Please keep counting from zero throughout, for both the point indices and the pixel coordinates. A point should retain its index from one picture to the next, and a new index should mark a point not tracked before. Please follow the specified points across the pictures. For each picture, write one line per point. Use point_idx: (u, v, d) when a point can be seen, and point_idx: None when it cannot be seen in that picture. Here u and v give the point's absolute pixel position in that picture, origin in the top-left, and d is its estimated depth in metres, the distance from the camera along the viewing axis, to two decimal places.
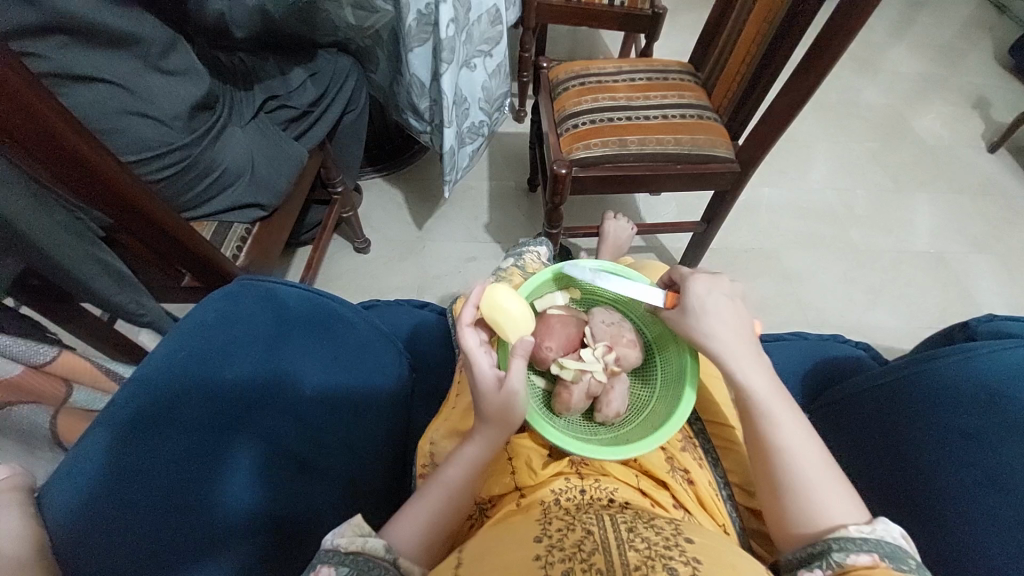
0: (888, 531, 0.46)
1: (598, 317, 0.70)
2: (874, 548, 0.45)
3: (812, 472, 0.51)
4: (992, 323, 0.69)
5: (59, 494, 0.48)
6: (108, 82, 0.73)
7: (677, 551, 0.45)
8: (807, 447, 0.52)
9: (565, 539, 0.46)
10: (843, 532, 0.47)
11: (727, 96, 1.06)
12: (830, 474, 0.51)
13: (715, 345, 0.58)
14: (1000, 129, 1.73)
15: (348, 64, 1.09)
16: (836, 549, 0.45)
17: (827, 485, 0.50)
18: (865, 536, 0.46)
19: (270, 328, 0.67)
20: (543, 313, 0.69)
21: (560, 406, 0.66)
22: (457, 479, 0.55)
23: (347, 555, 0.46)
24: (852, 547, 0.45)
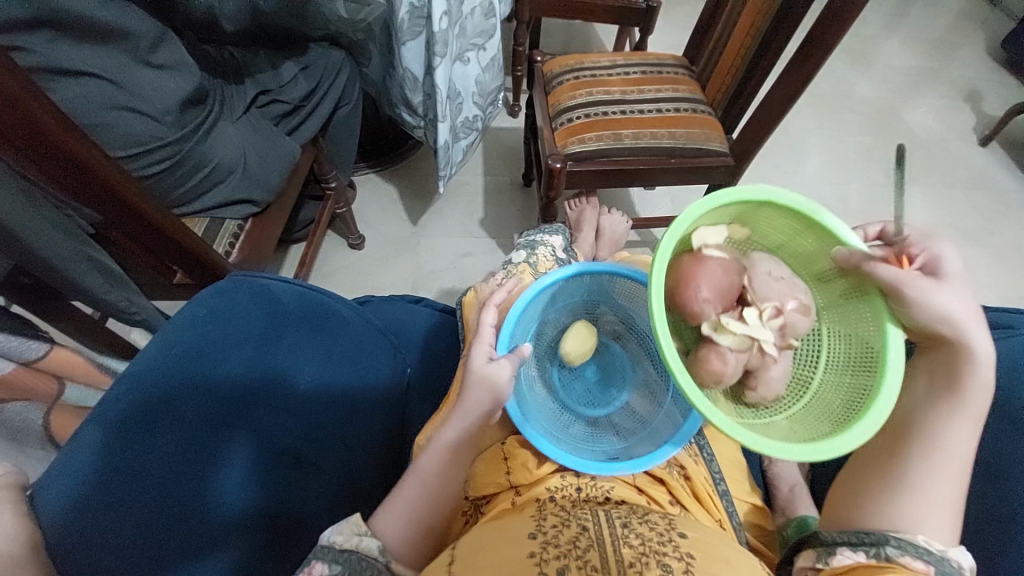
0: (961, 561, 0.43)
1: (761, 271, 0.62)
2: (933, 561, 0.43)
3: (937, 489, 0.46)
4: (983, 315, 0.70)
5: (50, 492, 0.48)
6: (97, 76, 0.72)
7: (671, 547, 0.45)
8: (953, 467, 0.47)
9: (560, 536, 0.46)
10: (912, 538, 0.44)
11: (721, 89, 1.07)
12: (952, 499, 0.46)
13: (961, 321, 0.48)
14: (991, 122, 1.75)
15: (340, 58, 1.07)
16: (893, 544, 0.44)
17: (942, 506, 0.46)
18: (931, 548, 0.43)
19: (262, 325, 0.65)
20: (700, 252, 0.61)
21: (709, 375, 0.60)
22: (435, 468, 0.55)
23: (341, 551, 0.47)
24: (913, 550, 0.43)
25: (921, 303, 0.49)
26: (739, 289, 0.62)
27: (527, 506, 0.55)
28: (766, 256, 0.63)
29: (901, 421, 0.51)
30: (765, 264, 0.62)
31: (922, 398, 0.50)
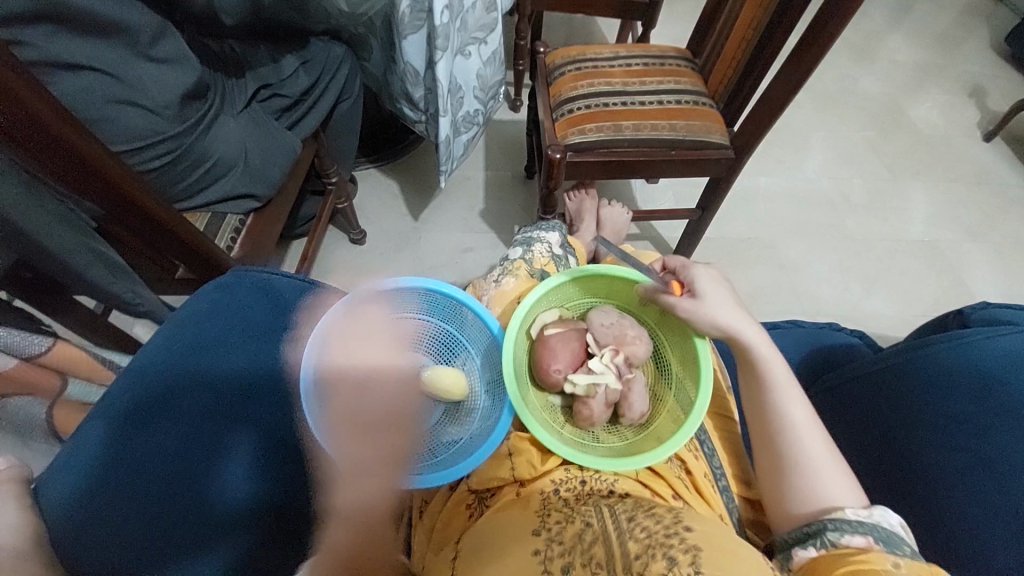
0: (887, 518, 0.51)
1: (597, 320, 0.75)
2: (870, 531, 0.49)
3: (813, 460, 0.56)
4: (986, 310, 0.69)
5: (56, 484, 0.48)
6: (96, 70, 0.72)
7: (677, 539, 0.44)
8: (811, 435, 0.57)
9: (566, 531, 0.47)
10: (840, 514, 0.52)
11: (723, 81, 1.06)
12: (828, 461, 0.56)
13: (727, 318, 0.64)
14: (996, 117, 1.73)
15: (341, 52, 1.07)
16: (831, 528, 0.51)
17: (825, 471, 0.55)
18: (860, 520, 0.50)
19: (265, 319, 0.67)
20: (540, 336, 0.74)
21: (583, 422, 0.72)
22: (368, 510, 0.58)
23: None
24: (849, 526, 0.50)
25: (693, 315, 0.65)
26: (584, 346, 0.75)
27: (533, 497, 0.56)
28: (597, 310, 0.77)
29: (751, 411, 0.62)
30: (600, 316, 0.75)
31: (749, 390, 0.62)
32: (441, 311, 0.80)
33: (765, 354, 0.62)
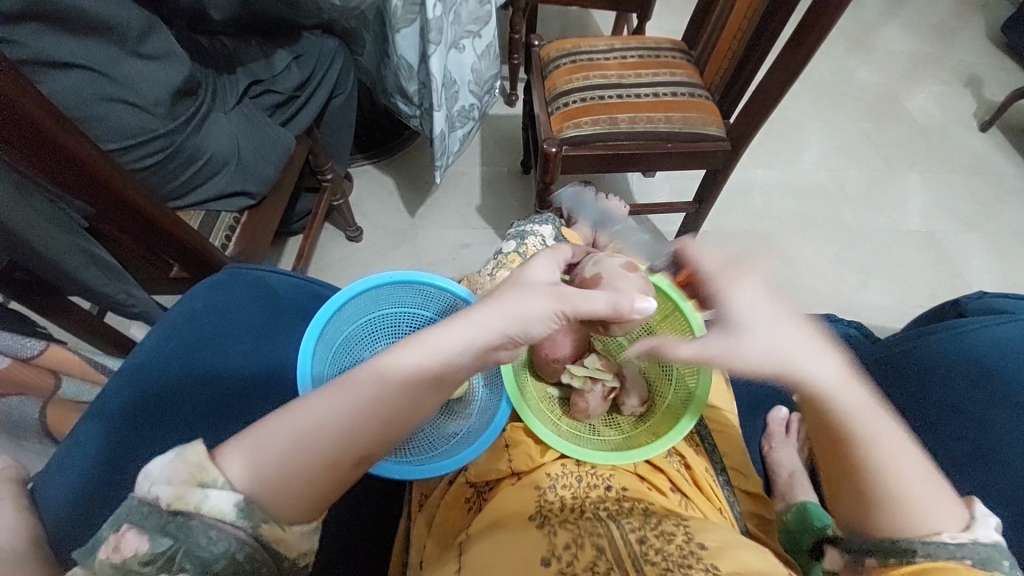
0: (987, 533, 0.45)
1: None
2: (968, 554, 0.44)
3: (913, 485, 0.47)
4: (981, 300, 0.68)
5: (53, 484, 0.50)
6: (85, 67, 0.71)
7: (693, 560, 0.43)
8: (906, 454, 0.48)
9: (577, 560, 0.44)
10: (936, 537, 0.45)
11: (719, 72, 1.05)
12: (928, 478, 0.48)
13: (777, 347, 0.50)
14: (991, 107, 1.73)
15: (334, 47, 1.07)
16: (923, 554, 0.45)
17: (928, 494, 0.47)
18: (958, 542, 0.44)
19: (261, 320, 0.65)
20: None
21: (578, 415, 0.72)
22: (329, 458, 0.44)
23: (171, 516, 0.38)
24: (944, 552, 0.44)
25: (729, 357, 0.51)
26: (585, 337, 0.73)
27: (528, 489, 0.57)
28: None
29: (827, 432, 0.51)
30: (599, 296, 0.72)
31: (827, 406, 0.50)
32: (438, 304, 0.77)
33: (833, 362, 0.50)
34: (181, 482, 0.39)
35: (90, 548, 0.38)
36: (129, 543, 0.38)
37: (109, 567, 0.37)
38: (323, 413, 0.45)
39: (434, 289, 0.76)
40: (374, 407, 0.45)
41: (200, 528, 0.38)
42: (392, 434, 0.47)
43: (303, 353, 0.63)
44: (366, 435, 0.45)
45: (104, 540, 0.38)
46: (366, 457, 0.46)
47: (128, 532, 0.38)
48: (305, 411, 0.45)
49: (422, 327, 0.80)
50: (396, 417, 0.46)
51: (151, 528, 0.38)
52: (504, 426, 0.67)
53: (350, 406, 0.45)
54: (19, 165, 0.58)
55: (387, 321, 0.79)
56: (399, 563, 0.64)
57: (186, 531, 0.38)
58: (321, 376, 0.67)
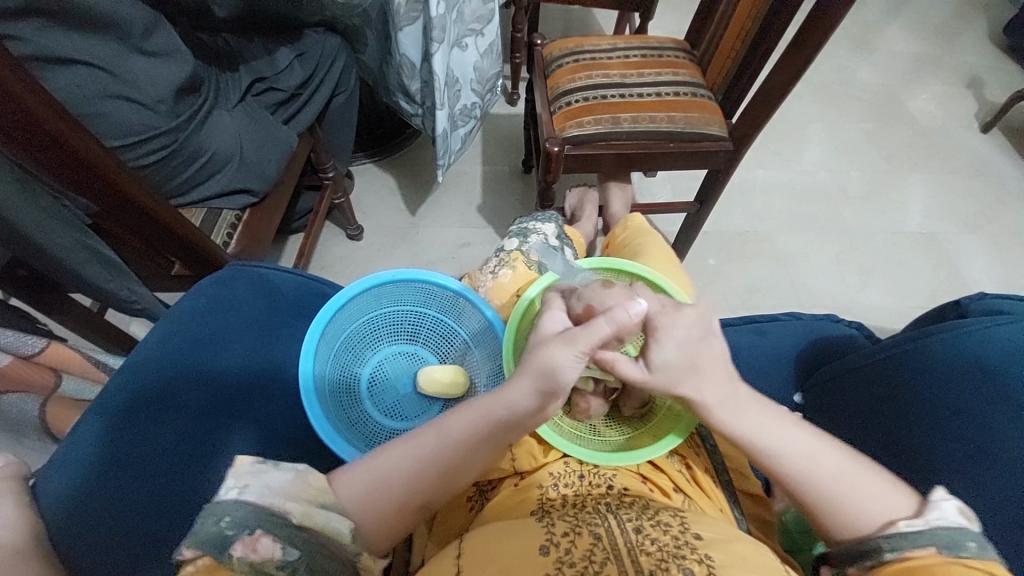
0: (943, 516, 0.46)
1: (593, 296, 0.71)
2: (931, 540, 0.44)
3: (838, 486, 0.50)
4: (983, 301, 0.68)
5: (53, 481, 0.48)
6: (89, 64, 0.71)
7: (689, 549, 0.43)
8: (822, 457, 0.51)
9: (574, 551, 0.43)
10: (893, 529, 0.47)
11: (722, 72, 1.05)
12: (854, 473, 0.50)
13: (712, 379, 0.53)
14: (993, 109, 1.73)
15: (337, 45, 1.06)
16: (889, 549, 0.46)
17: (857, 487, 0.50)
18: (917, 530, 0.45)
19: (263, 317, 0.66)
20: None
21: (578, 415, 0.70)
22: (418, 491, 0.50)
23: (300, 530, 0.43)
24: (907, 542, 0.45)
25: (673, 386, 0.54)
26: None
27: (531, 491, 0.57)
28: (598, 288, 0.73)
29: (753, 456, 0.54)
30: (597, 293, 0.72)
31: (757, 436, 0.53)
32: (440, 302, 0.78)
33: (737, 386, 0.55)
34: (305, 500, 0.45)
35: (221, 545, 0.40)
36: (264, 546, 0.40)
37: (247, 566, 0.40)
38: (404, 456, 0.51)
39: (436, 288, 0.76)
40: (446, 453, 0.51)
41: (318, 544, 0.43)
42: (460, 478, 0.52)
43: (305, 355, 0.65)
44: (442, 480, 0.51)
45: (239, 539, 0.40)
46: (436, 497, 0.51)
47: (264, 536, 0.41)
48: (389, 455, 0.51)
49: (423, 326, 0.80)
50: (466, 464, 0.52)
51: (285, 536, 0.41)
52: None
53: (427, 451, 0.51)
54: (17, 157, 0.57)
55: (390, 318, 0.79)
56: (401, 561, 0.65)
57: (312, 545, 0.43)
58: (321, 376, 0.69)
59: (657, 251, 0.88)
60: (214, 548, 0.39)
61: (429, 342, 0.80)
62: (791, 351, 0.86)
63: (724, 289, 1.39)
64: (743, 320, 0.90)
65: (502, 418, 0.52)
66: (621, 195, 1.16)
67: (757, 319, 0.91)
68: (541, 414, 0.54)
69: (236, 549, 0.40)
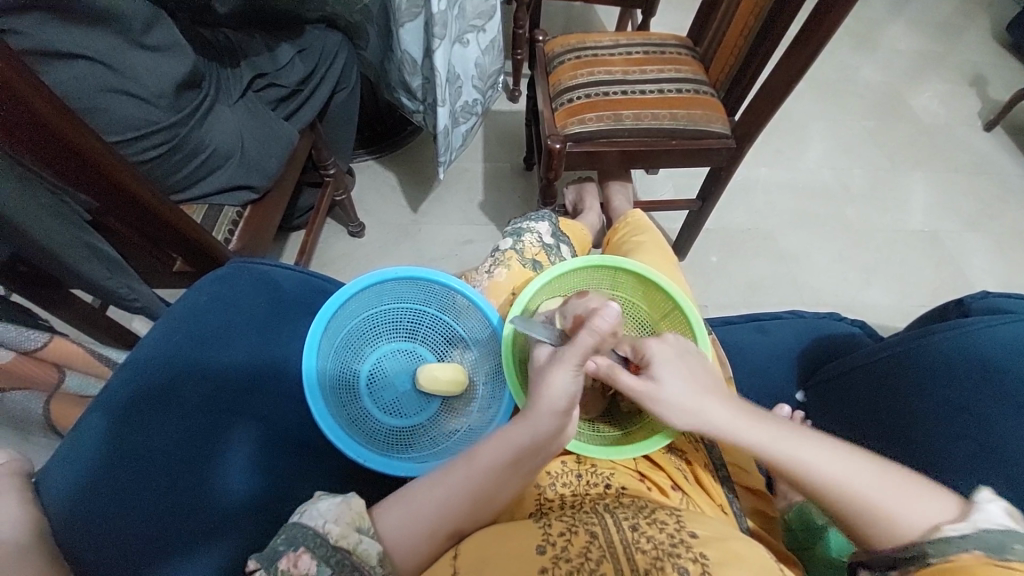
0: (991, 518, 0.43)
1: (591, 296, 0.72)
2: (977, 544, 0.41)
3: (872, 491, 0.48)
4: (986, 300, 0.68)
5: (58, 477, 0.48)
6: (90, 59, 0.71)
7: (683, 548, 0.43)
8: (849, 464, 0.50)
9: (570, 548, 0.44)
10: (936, 534, 0.44)
11: (725, 69, 1.05)
12: (885, 479, 0.49)
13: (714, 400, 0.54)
14: (996, 107, 1.72)
15: (338, 41, 1.06)
16: (933, 553, 0.43)
17: (893, 492, 0.48)
18: (961, 534, 0.43)
19: (266, 315, 0.66)
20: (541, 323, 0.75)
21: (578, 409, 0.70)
22: (450, 523, 0.50)
23: (335, 550, 0.45)
24: (952, 547, 0.42)
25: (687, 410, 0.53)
26: None
27: (528, 489, 0.57)
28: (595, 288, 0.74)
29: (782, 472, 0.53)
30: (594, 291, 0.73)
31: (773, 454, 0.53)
32: (440, 300, 0.78)
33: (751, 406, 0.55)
34: (346, 524, 0.47)
35: (270, 557, 0.44)
36: (303, 562, 0.44)
37: None
38: (434, 487, 0.51)
39: (438, 286, 0.76)
40: (476, 482, 0.51)
41: (349, 565, 0.45)
42: (494, 509, 0.52)
43: (309, 351, 0.65)
44: (473, 511, 0.51)
45: (285, 555, 0.44)
46: (469, 529, 0.51)
47: (304, 554, 0.44)
48: (422, 485, 0.51)
49: (424, 324, 0.80)
50: (496, 492, 0.51)
51: (320, 555, 0.44)
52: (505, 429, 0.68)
53: (457, 480, 0.51)
54: (14, 152, 0.57)
55: (390, 315, 0.78)
56: None
57: (343, 565, 0.45)
58: (324, 372, 0.68)
59: (658, 249, 0.88)
60: (267, 561, 0.44)
61: (429, 339, 0.80)
62: (792, 349, 0.86)
63: (725, 287, 1.39)
64: (744, 318, 0.90)
65: (525, 444, 0.52)
66: (622, 192, 1.16)
67: (759, 317, 0.91)
68: (561, 437, 0.54)
69: (280, 562, 0.44)
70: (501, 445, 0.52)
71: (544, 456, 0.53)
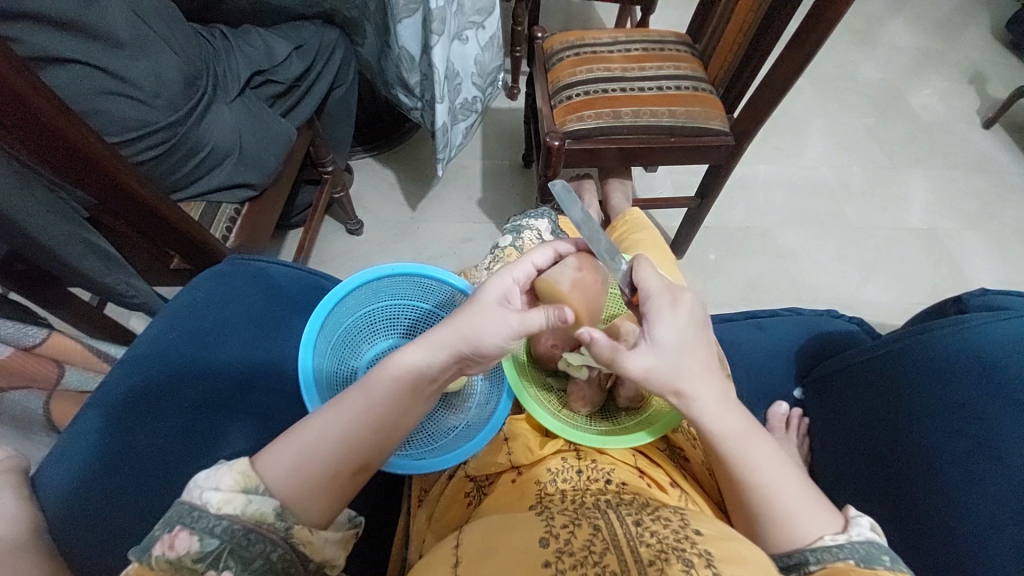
0: (861, 531, 0.51)
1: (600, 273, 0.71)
2: (850, 554, 0.49)
3: (787, 500, 0.52)
4: (983, 297, 0.67)
5: (54, 475, 0.49)
6: (84, 63, 0.72)
7: (689, 543, 0.43)
8: (778, 471, 0.54)
9: (573, 542, 0.43)
10: (821, 542, 0.50)
11: (724, 65, 1.04)
12: (799, 491, 0.53)
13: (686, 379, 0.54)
14: (995, 104, 1.72)
15: (335, 38, 1.06)
16: (814, 561, 0.49)
17: (802, 503, 0.52)
18: (840, 544, 0.49)
19: (261, 312, 0.65)
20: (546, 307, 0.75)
21: (574, 403, 0.71)
22: (341, 463, 0.48)
23: (220, 518, 0.42)
24: (830, 555, 0.49)
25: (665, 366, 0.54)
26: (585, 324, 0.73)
27: (527, 486, 0.57)
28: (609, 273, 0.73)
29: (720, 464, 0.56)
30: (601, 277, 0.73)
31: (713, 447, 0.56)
32: (437, 296, 0.77)
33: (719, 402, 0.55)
34: (230, 487, 0.44)
35: (146, 546, 0.41)
36: (182, 542, 0.41)
37: (165, 563, 0.40)
38: (329, 425, 0.49)
39: (434, 282, 0.76)
40: (373, 414, 0.50)
41: (244, 528, 0.43)
42: (394, 437, 0.52)
43: (304, 347, 0.65)
44: (370, 442, 0.50)
45: (161, 538, 0.41)
46: (371, 459, 0.50)
47: (183, 531, 0.41)
48: (312, 426, 0.49)
49: (422, 320, 0.80)
50: (397, 421, 0.51)
51: (203, 529, 0.42)
52: (504, 421, 0.68)
53: (352, 417, 0.49)
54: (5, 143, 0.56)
55: (387, 312, 0.79)
56: (398, 559, 0.64)
57: (235, 532, 0.42)
58: (321, 369, 0.68)
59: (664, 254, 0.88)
60: (142, 552, 0.41)
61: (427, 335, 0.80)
62: (790, 346, 0.86)
63: (724, 284, 1.39)
64: (743, 316, 0.90)
65: (422, 372, 0.52)
66: (621, 189, 1.16)
67: (757, 314, 0.91)
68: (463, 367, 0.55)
69: (154, 549, 0.41)
70: (400, 378, 0.51)
71: (445, 380, 0.54)
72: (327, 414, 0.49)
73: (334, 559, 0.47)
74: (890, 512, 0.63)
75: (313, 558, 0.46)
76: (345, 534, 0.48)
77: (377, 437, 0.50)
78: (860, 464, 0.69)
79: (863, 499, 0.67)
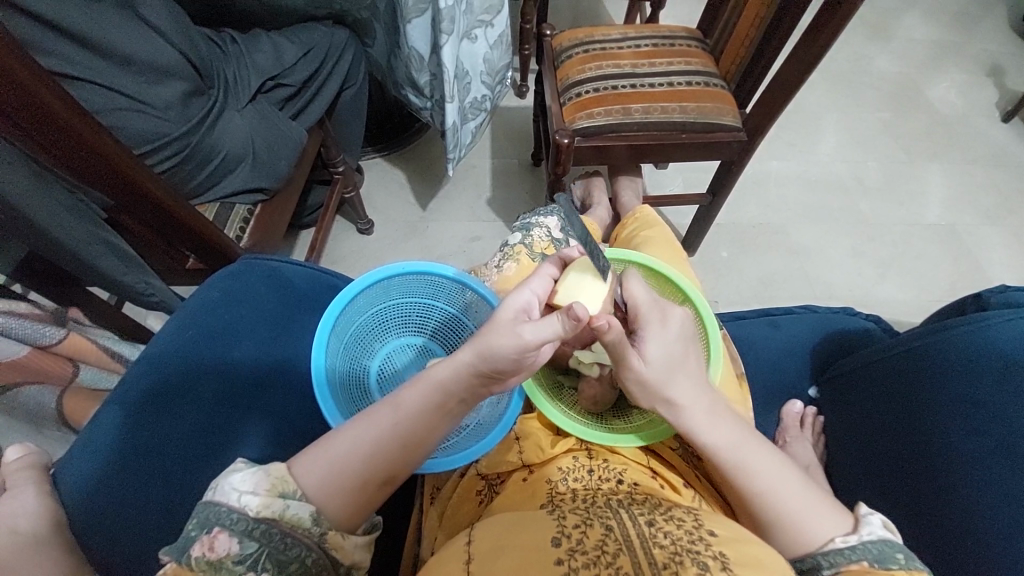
0: (872, 531, 0.50)
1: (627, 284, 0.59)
2: (864, 555, 0.48)
3: (794, 504, 0.52)
4: (1004, 294, 0.66)
5: (75, 469, 0.50)
6: (94, 83, 0.75)
7: (703, 545, 0.42)
8: (785, 479, 0.53)
9: (586, 540, 0.43)
10: (832, 545, 0.50)
11: (735, 61, 1.03)
12: (808, 500, 0.52)
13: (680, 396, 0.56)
14: (1014, 97, 1.68)
15: (345, 37, 1.07)
16: (827, 565, 0.49)
17: (806, 505, 0.52)
18: (851, 546, 0.49)
19: (275, 318, 0.66)
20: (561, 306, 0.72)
21: (585, 402, 0.69)
22: (371, 474, 0.48)
23: (258, 522, 0.43)
24: (843, 558, 0.48)
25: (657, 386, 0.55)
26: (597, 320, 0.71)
27: (539, 485, 0.57)
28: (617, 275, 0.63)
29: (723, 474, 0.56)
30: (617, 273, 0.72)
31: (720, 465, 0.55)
32: (448, 295, 0.77)
33: (719, 424, 0.56)
34: (268, 493, 0.45)
35: (184, 547, 0.42)
36: (221, 544, 0.42)
37: (205, 563, 0.41)
38: (360, 436, 0.49)
39: (444, 279, 0.76)
40: (406, 427, 0.50)
41: (280, 533, 0.44)
42: (423, 450, 0.51)
43: (316, 348, 0.65)
44: (400, 454, 0.50)
45: (199, 539, 0.42)
46: (401, 472, 0.50)
47: (222, 533, 0.43)
48: (344, 434, 0.49)
49: (433, 318, 0.80)
50: (427, 436, 0.51)
51: (242, 531, 0.43)
52: (516, 419, 0.67)
53: (382, 427, 0.49)
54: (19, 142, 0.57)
55: (398, 311, 0.79)
56: (410, 556, 0.64)
57: (273, 536, 0.43)
58: (334, 369, 0.68)
59: (679, 256, 0.86)
60: (180, 552, 0.42)
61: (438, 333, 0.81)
62: (804, 344, 0.84)
63: (736, 282, 1.37)
64: (756, 313, 0.89)
65: (456, 388, 0.51)
66: (631, 187, 1.16)
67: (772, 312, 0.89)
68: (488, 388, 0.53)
69: (193, 549, 0.42)
70: (430, 392, 0.50)
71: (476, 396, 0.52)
72: (357, 427, 0.49)
73: (362, 563, 0.48)
74: (907, 512, 0.62)
75: (344, 563, 0.46)
76: (369, 537, 0.49)
77: (408, 453, 0.50)
78: (876, 466, 0.68)
79: (881, 499, 0.66)
